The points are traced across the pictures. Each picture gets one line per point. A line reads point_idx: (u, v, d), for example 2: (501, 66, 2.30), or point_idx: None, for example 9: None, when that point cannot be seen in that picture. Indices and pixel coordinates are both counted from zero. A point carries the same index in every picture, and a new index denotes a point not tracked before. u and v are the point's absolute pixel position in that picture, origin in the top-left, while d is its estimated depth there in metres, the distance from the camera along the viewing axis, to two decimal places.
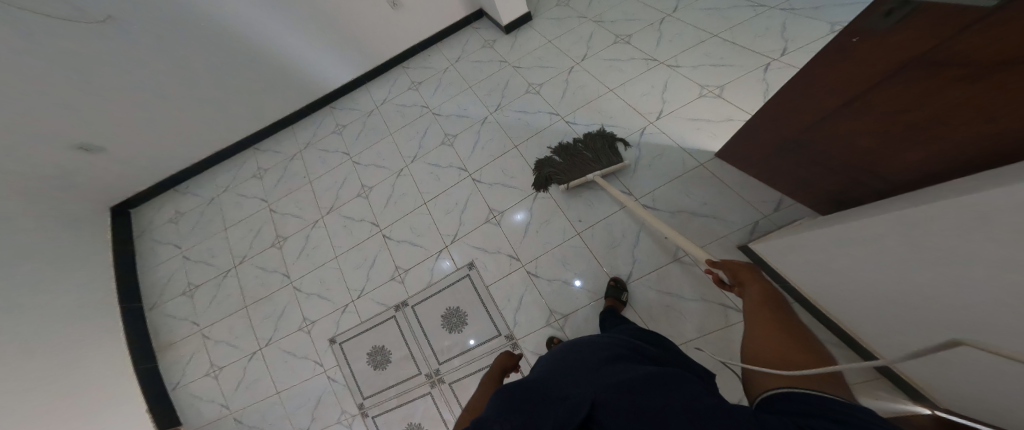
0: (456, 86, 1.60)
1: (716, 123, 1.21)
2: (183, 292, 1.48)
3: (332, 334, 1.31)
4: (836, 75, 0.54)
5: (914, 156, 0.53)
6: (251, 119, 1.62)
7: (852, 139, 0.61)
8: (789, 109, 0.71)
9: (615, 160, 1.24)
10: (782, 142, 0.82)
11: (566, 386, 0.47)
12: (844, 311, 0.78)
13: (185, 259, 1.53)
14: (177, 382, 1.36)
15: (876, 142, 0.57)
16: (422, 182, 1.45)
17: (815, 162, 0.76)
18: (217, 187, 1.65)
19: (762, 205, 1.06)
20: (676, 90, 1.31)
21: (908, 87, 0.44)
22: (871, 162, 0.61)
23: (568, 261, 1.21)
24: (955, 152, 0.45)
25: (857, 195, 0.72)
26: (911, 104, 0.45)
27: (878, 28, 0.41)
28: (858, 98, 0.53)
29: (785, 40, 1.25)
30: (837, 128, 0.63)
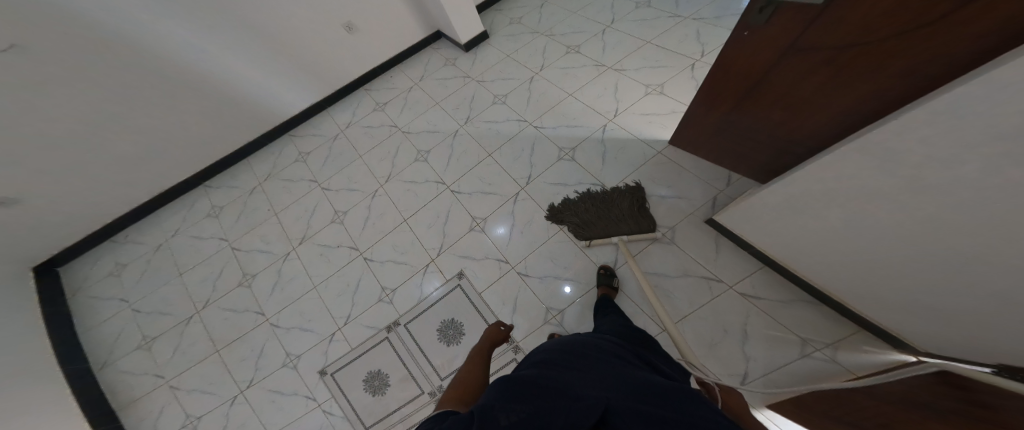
0: (423, 104, 1.55)
1: (666, 115, 1.26)
2: (139, 345, 1.43)
3: (322, 366, 1.27)
4: (749, 60, 0.69)
5: (818, 119, 0.66)
6: (218, 155, 1.64)
7: (770, 112, 0.75)
8: (715, 94, 0.86)
9: (645, 226, 1.13)
10: (715, 125, 0.96)
11: (576, 385, 0.43)
12: (813, 269, 0.88)
13: (135, 313, 1.48)
14: None
15: (788, 112, 0.71)
16: (400, 201, 1.38)
17: (748, 137, 0.88)
18: (165, 231, 1.61)
19: (715, 182, 1.14)
20: (625, 89, 1.34)
21: (807, 55, 0.57)
22: (790, 129, 0.74)
23: (556, 256, 1.17)
24: (854, 107, 0.57)
25: (786, 161, 0.83)
26: (813, 69, 0.58)
27: (758, 21, 0.59)
28: (770, 73, 0.67)
29: (703, 45, 1.35)
30: (770, 108, 0.74)
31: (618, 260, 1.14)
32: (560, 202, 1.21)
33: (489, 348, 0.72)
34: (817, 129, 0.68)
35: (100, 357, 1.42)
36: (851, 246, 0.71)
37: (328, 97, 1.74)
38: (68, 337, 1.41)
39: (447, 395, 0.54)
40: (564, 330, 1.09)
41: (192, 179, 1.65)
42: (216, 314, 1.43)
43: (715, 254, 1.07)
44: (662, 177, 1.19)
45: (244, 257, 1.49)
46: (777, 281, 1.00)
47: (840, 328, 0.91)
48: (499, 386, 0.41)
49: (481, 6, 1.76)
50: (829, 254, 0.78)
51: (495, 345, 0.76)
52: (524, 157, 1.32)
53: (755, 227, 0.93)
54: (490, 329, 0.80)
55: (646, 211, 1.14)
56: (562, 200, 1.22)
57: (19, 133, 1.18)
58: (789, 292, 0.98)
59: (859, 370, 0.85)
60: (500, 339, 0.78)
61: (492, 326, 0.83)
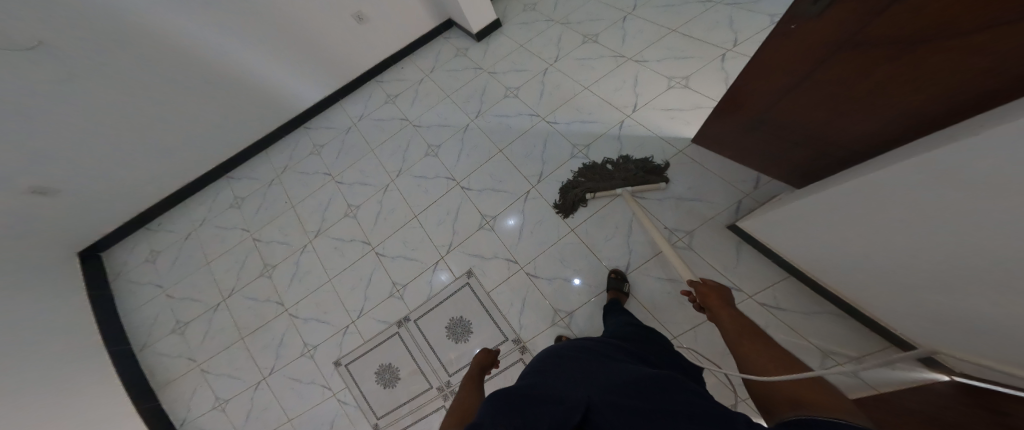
0: (434, 96, 1.52)
1: (689, 111, 1.17)
2: (174, 329, 1.52)
3: (337, 357, 1.32)
4: (792, 55, 0.61)
5: (868, 122, 0.58)
6: (237, 148, 1.68)
7: (811, 112, 0.68)
8: (748, 90, 0.78)
9: (650, 183, 1.11)
10: (745, 124, 0.88)
11: (565, 387, 0.47)
12: (845, 285, 0.80)
13: (169, 298, 1.57)
14: (184, 419, 1.40)
15: (833, 113, 0.63)
16: (410, 196, 1.37)
17: (781, 137, 0.81)
18: (193, 220, 1.68)
19: (740, 184, 1.06)
20: (646, 82, 1.25)
21: (859, 53, 0.49)
22: (832, 131, 0.67)
23: (565, 257, 1.14)
24: (913, 113, 0.50)
25: (824, 164, 0.76)
26: (865, 69, 0.51)
27: (809, 12, 0.51)
28: (815, 70, 0.59)
29: (734, 33, 1.23)
30: (808, 106, 0.67)
31: (630, 263, 1.09)
32: (564, 184, 1.19)
33: (480, 373, 0.75)
34: (870, 129, 0.59)
35: (140, 338, 1.52)
36: (884, 267, 0.64)
37: (341, 89, 1.73)
38: (111, 318, 1.53)
39: (447, 416, 0.56)
40: (571, 332, 1.08)
41: (214, 170, 1.70)
42: (240, 302, 1.50)
43: (736, 260, 1.00)
44: (682, 177, 1.11)
45: (264, 248, 1.54)
46: (804, 292, 0.93)
47: (869, 343, 0.84)
48: (494, 398, 0.45)
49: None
50: (862, 272, 0.72)
51: (483, 370, 0.79)
52: (536, 153, 1.27)
53: (782, 236, 0.87)
54: (480, 353, 0.83)
55: (654, 171, 1.13)
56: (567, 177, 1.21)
57: (54, 130, 1.24)
58: (817, 304, 0.91)
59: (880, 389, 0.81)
60: (487, 363, 0.81)
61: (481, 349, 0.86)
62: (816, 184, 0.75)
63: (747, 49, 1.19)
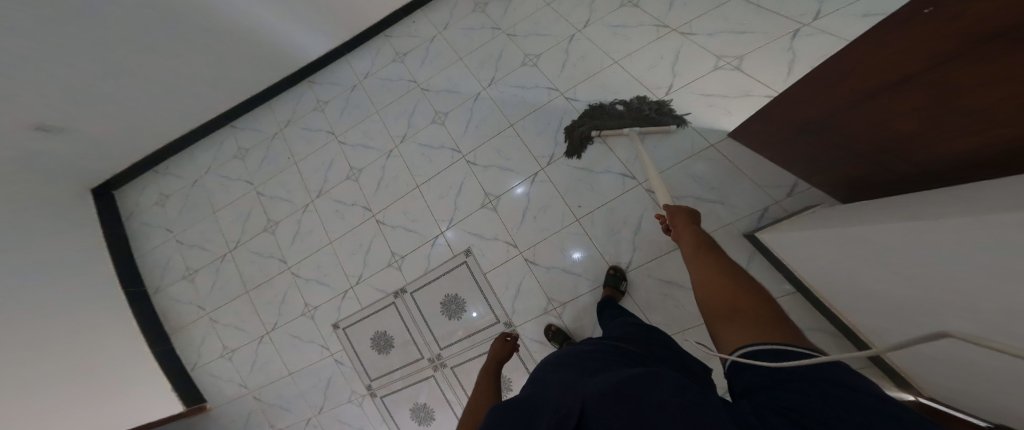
0: (447, 57, 1.36)
1: (733, 99, 1.02)
2: (183, 275, 1.55)
3: (335, 320, 1.33)
4: (881, 61, 0.47)
5: (979, 141, 0.46)
6: (237, 99, 1.57)
7: (895, 122, 0.54)
8: (810, 93, 0.63)
9: (661, 124, 1.06)
10: (798, 126, 0.74)
11: (563, 395, 0.41)
12: (856, 319, 0.74)
13: (178, 243, 1.59)
14: (196, 362, 1.48)
15: (928, 125, 0.50)
16: (413, 165, 1.29)
17: (844, 145, 0.68)
18: (197, 168, 1.63)
19: (773, 190, 0.95)
20: (688, 60, 1.09)
21: (983, 74, 0.37)
22: (923, 142, 0.54)
23: (567, 247, 1.08)
24: None
25: (901, 172, 0.64)
26: (989, 91, 0.38)
27: (917, 18, 0.37)
28: (914, 82, 0.45)
29: (818, 5, 1.02)
30: (887, 118, 0.55)
31: (632, 261, 1.04)
32: (570, 125, 1.14)
33: (496, 367, 0.80)
34: (972, 146, 0.47)
35: (154, 280, 1.57)
36: (902, 313, 0.58)
37: (346, 43, 1.53)
38: (125, 257, 1.57)
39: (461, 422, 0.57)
40: (563, 323, 1.07)
41: (216, 120, 1.62)
42: (245, 255, 1.50)
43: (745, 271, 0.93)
44: (708, 175, 1.00)
45: (268, 203, 1.51)
46: (812, 312, 0.88)
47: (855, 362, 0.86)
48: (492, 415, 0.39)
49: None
50: (883, 313, 0.63)
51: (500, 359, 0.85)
52: (549, 132, 1.16)
53: (804, 251, 0.76)
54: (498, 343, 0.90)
55: (668, 113, 1.07)
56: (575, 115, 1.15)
57: (53, 76, 1.15)
58: (818, 324, 0.87)
59: None
60: (505, 353, 0.88)
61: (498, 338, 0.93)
62: (884, 205, 0.64)
63: (827, 24, 0.99)
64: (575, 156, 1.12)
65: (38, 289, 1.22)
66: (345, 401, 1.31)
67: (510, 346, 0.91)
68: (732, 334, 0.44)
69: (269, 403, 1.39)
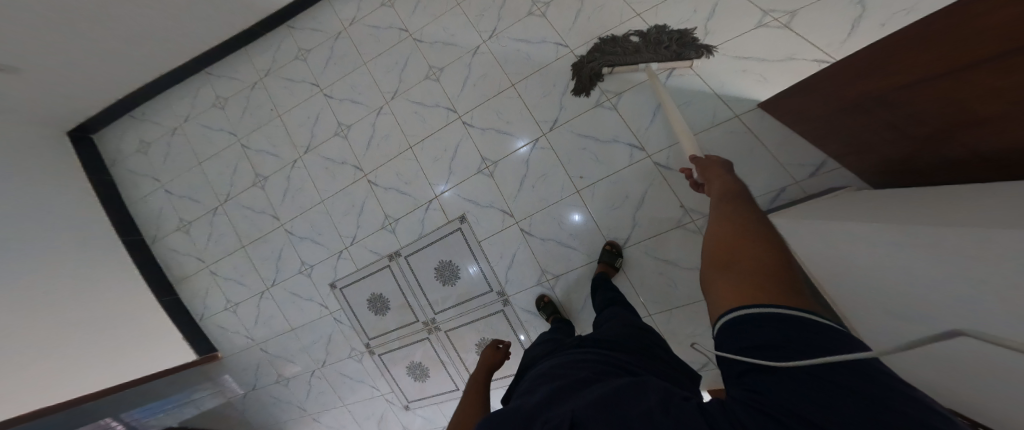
0: (443, 1, 1.17)
1: (772, 64, 0.90)
2: (178, 227, 1.52)
3: (331, 280, 1.33)
4: (975, 36, 0.38)
5: None
6: (210, 41, 1.41)
7: (961, 110, 0.47)
8: (877, 61, 0.53)
9: (684, 59, 0.95)
10: (846, 102, 0.65)
11: (548, 405, 0.41)
12: None
13: (167, 195, 1.54)
14: (202, 313, 1.51)
15: (993, 119, 0.43)
16: (406, 124, 1.19)
17: (894, 127, 0.60)
18: (176, 116, 1.53)
19: (795, 169, 0.88)
20: (727, 14, 0.94)
21: None
22: (984, 138, 0.47)
23: (565, 219, 1.03)
24: None
25: (949, 165, 0.57)
26: None
27: None
28: (994, 69, 0.38)
29: None
30: (961, 100, 0.46)
31: (631, 238, 0.99)
32: (578, 62, 1.03)
33: (486, 375, 0.72)
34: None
35: (150, 230, 1.55)
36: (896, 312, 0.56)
37: None
38: (118, 203, 1.54)
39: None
40: (555, 295, 1.07)
41: (191, 63, 1.46)
42: (238, 210, 1.46)
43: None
44: (724, 150, 0.92)
45: (255, 158, 1.43)
46: None
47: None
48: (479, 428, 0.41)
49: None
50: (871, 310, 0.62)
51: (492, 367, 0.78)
52: (555, 93, 1.05)
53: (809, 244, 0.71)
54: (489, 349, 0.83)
55: (691, 44, 0.95)
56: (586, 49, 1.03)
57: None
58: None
59: None
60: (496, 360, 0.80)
61: (490, 345, 0.86)
62: (926, 198, 0.57)
63: None
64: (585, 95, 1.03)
65: (25, 243, 1.20)
66: (345, 358, 1.36)
67: (502, 353, 0.84)
68: (724, 289, 0.35)
69: (273, 354, 1.45)
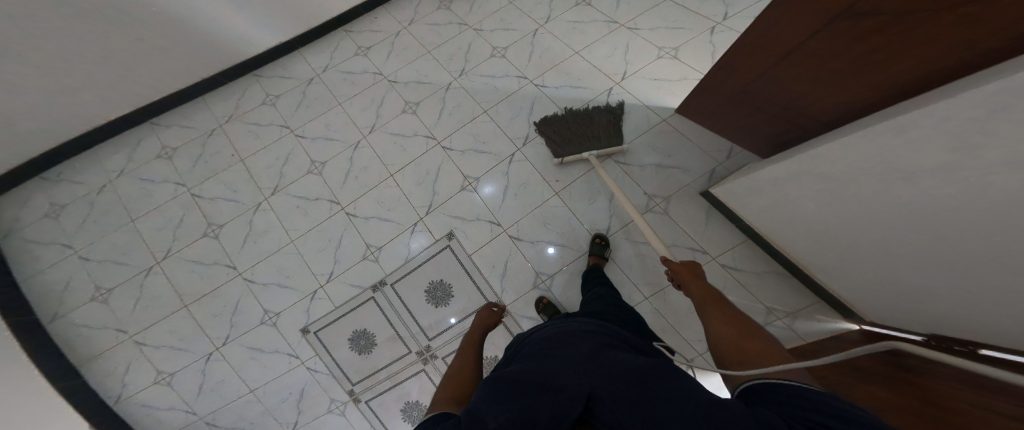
0: (413, 50, 1.37)
1: (675, 82, 1.21)
2: (92, 298, 1.27)
3: (303, 325, 1.19)
4: (785, 27, 0.63)
5: (838, 96, 0.65)
6: (162, 92, 1.37)
7: (793, 84, 0.72)
8: (740, 59, 0.80)
9: (615, 142, 1.15)
10: (731, 95, 0.91)
11: (562, 372, 0.42)
12: (794, 246, 0.92)
13: (81, 261, 1.29)
14: (119, 394, 1.23)
15: (811, 86, 0.69)
16: (384, 155, 1.28)
17: (761, 109, 0.86)
18: (106, 170, 1.36)
19: (716, 154, 1.13)
20: (638, 51, 1.26)
21: (839, 30, 0.53)
22: (808, 104, 0.73)
23: (550, 220, 1.14)
24: (875, 90, 0.56)
25: (794, 136, 0.83)
26: (843, 45, 0.55)
27: None
28: (801, 44, 0.62)
29: (727, 6, 1.27)
30: (791, 77, 0.71)
31: (612, 227, 1.13)
32: (545, 116, 1.21)
33: (480, 337, 0.82)
34: (854, 101, 0.62)
35: (51, 309, 1.26)
36: (833, 233, 0.73)
37: (298, 38, 1.46)
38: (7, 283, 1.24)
39: (440, 392, 0.57)
40: (553, 294, 1.11)
41: (133, 114, 1.37)
42: (180, 266, 1.28)
43: (705, 225, 1.09)
44: (665, 147, 1.16)
45: (207, 206, 1.32)
46: (759, 254, 1.05)
47: (801, 299, 1.01)
48: (485, 390, 0.41)
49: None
50: (818, 241, 0.80)
51: (486, 327, 0.89)
52: (523, 116, 1.25)
53: (755, 198, 0.92)
54: (484, 310, 0.95)
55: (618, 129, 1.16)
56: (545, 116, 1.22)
57: None
58: (766, 265, 1.05)
59: (809, 336, 0.99)
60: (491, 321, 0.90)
61: (485, 307, 0.98)
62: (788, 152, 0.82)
63: (735, 24, 1.24)
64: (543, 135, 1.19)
65: None
66: (323, 413, 1.16)
67: (496, 315, 0.97)
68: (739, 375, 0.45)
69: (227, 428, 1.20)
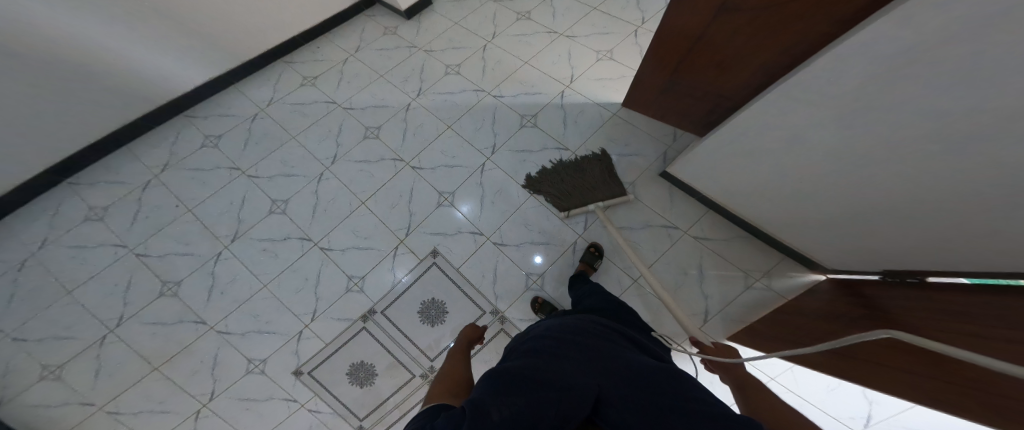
0: (365, 76, 1.41)
1: (618, 80, 1.34)
2: (42, 375, 1.08)
3: (296, 366, 1.11)
4: (691, 16, 0.76)
5: (743, 75, 0.78)
6: (81, 145, 1.24)
7: (706, 69, 0.86)
8: (662, 50, 0.92)
9: (617, 191, 1.14)
10: (662, 82, 1.04)
11: (568, 372, 0.42)
12: (749, 209, 1.01)
13: (13, 343, 1.11)
14: None
15: (720, 69, 0.82)
16: (352, 183, 1.26)
17: (687, 94, 0.99)
18: (26, 244, 1.19)
19: (664, 137, 1.25)
20: (580, 56, 1.38)
21: (734, 12, 0.66)
22: (721, 85, 0.86)
23: (530, 221, 1.17)
24: (769, 63, 0.70)
25: (716, 115, 0.97)
26: (739, 25, 0.68)
27: None
28: (706, 31, 0.76)
29: (644, 11, 1.45)
30: (703, 62, 0.85)
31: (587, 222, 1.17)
32: (539, 171, 1.20)
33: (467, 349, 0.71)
34: (758, 77, 0.76)
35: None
36: (781, 186, 0.83)
37: (232, 71, 1.43)
38: None
39: (435, 389, 0.53)
40: (546, 293, 1.11)
41: (43, 176, 1.22)
42: (140, 331, 1.14)
43: (670, 202, 1.16)
44: (620, 137, 1.26)
45: (158, 265, 1.20)
46: (724, 223, 1.12)
47: (771, 258, 1.07)
48: (484, 385, 0.40)
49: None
50: (768, 199, 0.91)
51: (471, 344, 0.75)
52: (486, 127, 1.30)
53: (704, 172, 1.01)
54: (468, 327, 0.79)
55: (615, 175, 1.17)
56: (538, 172, 1.21)
57: None
58: (732, 231, 1.11)
59: (787, 293, 1.03)
60: (476, 337, 0.78)
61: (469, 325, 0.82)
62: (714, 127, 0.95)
63: (653, 26, 1.42)
64: (540, 193, 1.18)
65: None
66: None
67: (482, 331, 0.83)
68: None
69: None
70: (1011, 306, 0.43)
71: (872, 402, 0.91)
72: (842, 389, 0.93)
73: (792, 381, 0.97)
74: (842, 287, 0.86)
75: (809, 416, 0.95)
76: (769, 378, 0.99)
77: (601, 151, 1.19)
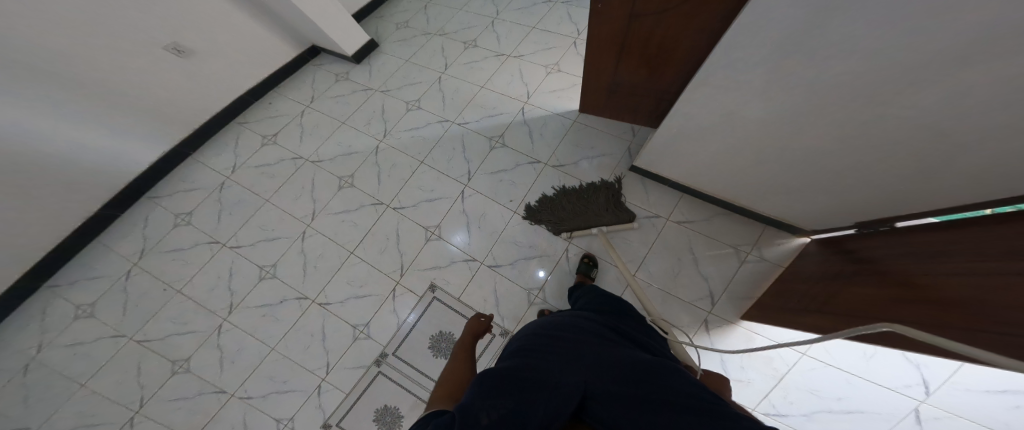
0: (326, 126, 1.43)
1: (569, 88, 1.38)
2: None
3: (323, 420, 1.08)
4: (611, 24, 0.82)
5: (676, 63, 0.85)
6: (49, 243, 1.20)
7: (641, 67, 0.92)
8: (596, 59, 0.97)
9: (624, 217, 1.17)
10: (607, 86, 1.09)
11: (556, 371, 0.45)
12: (717, 187, 1.08)
13: None
14: None
15: (652, 63, 0.89)
16: (338, 235, 1.26)
17: (633, 91, 1.05)
18: (22, 350, 1.15)
19: (626, 135, 1.30)
20: (530, 73, 1.42)
21: (648, 10, 0.73)
22: (658, 76, 0.92)
23: (518, 238, 1.21)
24: (693, 45, 0.76)
25: (665, 103, 1.03)
26: (655, 22, 0.75)
27: None
28: (629, 33, 0.83)
29: (576, 24, 1.49)
30: (637, 62, 0.91)
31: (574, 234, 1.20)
32: (541, 198, 1.23)
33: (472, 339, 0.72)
34: (691, 62, 0.82)
35: None
36: (747, 159, 0.88)
37: (186, 141, 1.41)
38: None
39: (438, 391, 0.54)
40: (551, 304, 1.13)
41: (19, 282, 1.17)
42: (163, 410, 1.10)
43: (646, 195, 1.22)
44: (585, 142, 1.30)
45: (161, 348, 1.17)
46: (701, 204, 1.18)
47: (756, 230, 1.13)
48: (475, 385, 0.43)
49: (359, 15, 1.64)
50: (734, 175, 0.98)
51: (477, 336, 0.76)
52: (458, 155, 1.32)
53: (670, 162, 1.07)
54: (472, 321, 0.80)
55: (623, 202, 1.20)
56: (541, 198, 1.23)
57: None
58: (712, 211, 1.17)
59: (781, 260, 1.09)
60: (481, 329, 0.79)
61: (472, 318, 0.83)
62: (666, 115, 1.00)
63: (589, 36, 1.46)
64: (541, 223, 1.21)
65: None
66: None
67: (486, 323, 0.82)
68: None
69: None
70: (986, 241, 0.49)
71: (919, 365, 0.89)
72: (881, 354, 0.93)
73: (825, 353, 0.97)
74: (831, 247, 0.92)
75: (859, 390, 0.93)
76: (802, 354, 0.99)
77: (608, 181, 1.21)
